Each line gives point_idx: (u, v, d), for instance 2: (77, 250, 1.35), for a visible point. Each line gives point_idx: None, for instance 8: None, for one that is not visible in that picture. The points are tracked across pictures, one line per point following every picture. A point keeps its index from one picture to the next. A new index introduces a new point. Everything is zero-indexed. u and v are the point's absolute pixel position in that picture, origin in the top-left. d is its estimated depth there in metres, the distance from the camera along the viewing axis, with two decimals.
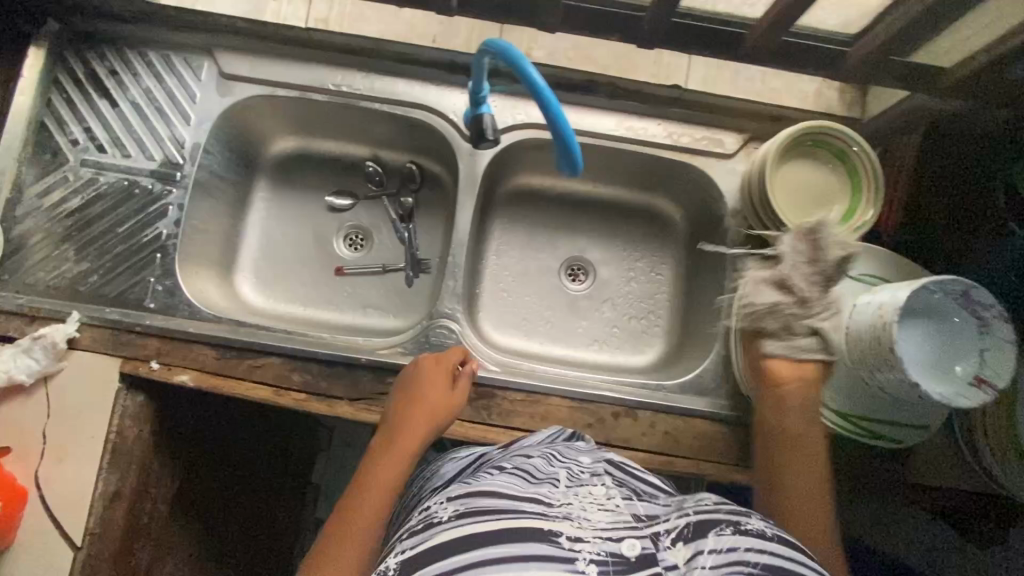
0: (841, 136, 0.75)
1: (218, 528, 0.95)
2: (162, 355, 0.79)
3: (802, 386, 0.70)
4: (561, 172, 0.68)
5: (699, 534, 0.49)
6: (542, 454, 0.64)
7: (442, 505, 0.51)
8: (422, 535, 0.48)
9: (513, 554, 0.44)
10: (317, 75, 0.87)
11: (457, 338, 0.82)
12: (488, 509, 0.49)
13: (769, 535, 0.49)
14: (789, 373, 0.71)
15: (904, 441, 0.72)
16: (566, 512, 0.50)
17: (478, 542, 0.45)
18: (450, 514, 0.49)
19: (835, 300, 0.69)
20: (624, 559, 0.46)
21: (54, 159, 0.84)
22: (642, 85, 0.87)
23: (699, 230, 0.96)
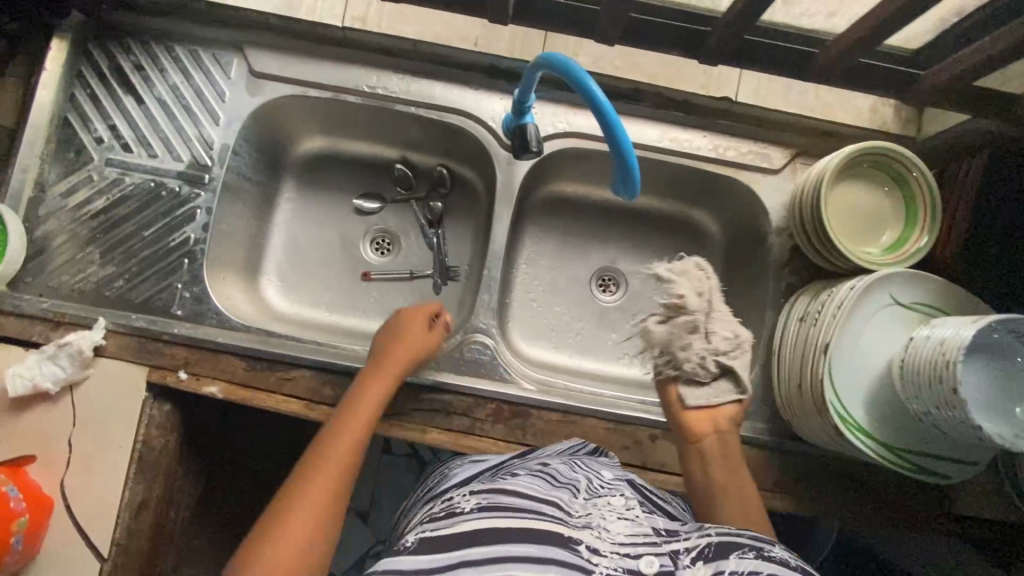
0: (900, 159, 0.73)
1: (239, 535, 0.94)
2: (190, 365, 0.77)
3: (715, 428, 0.72)
4: (616, 194, 0.66)
5: (721, 555, 0.47)
6: (564, 462, 0.66)
7: (465, 496, 0.55)
8: (444, 521, 0.50)
9: (530, 554, 0.45)
10: (351, 75, 0.83)
11: (492, 354, 0.80)
12: (508, 506, 0.51)
13: (795, 564, 0.46)
14: (701, 419, 0.72)
15: (950, 477, 0.69)
16: (585, 521, 0.51)
17: (499, 536, 0.47)
18: (473, 506, 0.52)
19: (739, 342, 0.71)
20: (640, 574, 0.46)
21: (78, 158, 0.81)
22: (689, 96, 0.84)
23: (739, 245, 0.92)
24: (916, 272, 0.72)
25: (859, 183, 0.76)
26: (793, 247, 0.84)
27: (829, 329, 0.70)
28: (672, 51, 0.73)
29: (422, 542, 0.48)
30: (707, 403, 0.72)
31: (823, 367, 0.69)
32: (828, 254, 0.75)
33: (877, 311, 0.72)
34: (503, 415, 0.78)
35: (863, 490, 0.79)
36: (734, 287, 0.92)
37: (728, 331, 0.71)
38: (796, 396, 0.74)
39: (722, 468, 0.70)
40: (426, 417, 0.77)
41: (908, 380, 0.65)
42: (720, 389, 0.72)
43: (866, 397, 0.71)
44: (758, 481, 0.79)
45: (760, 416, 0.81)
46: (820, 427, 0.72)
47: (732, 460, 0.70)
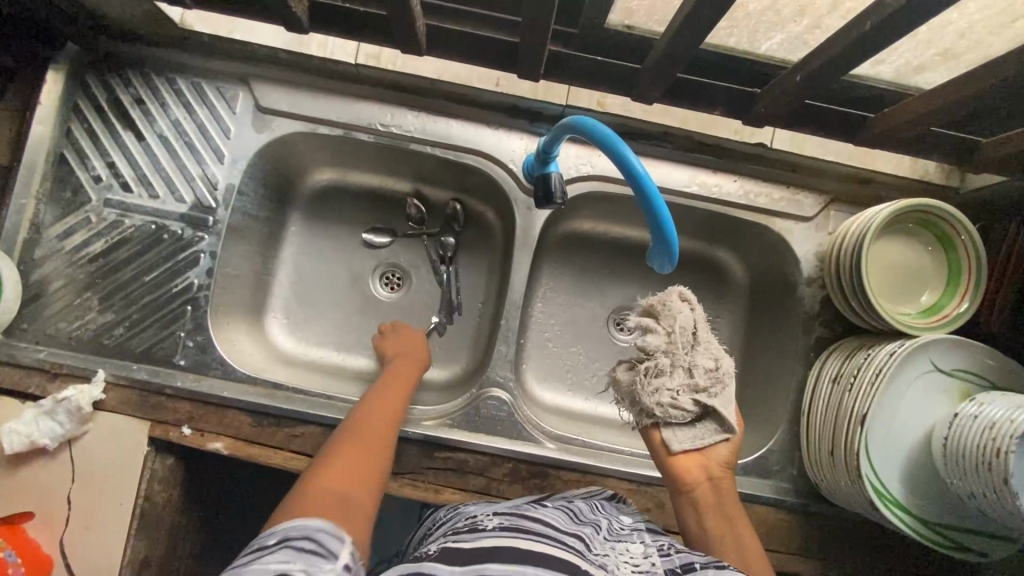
0: (947, 220, 0.69)
1: None
2: (194, 420, 0.74)
3: (705, 475, 0.68)
4: (649, 261, 0.61)
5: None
6: (588, 502, 0.66)
7: (490, 517, 0.55)
8: (467, 536, 0.51)
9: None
10: (363, 113, 0.79)
11: (509, 410, 0.77)
12: (529, 530, 0.51)
13: None
14: (692, 466, 0.68)
15: (991, 555, 0.66)
16: (602, 561, 0.51)
17: (518, 553, 0.47)
18: (495, 526, 0.52)
19: (718, 374, 0.66)
20: None
21: (75, 198, 0.77)
22: (720, 140, 0.79)
23: (765, 290, 0.88)
24: (958, 337, 0.68)
25: (897, 241, 0.73)
26: (823, 298, 0.81)
27: (865, 399, 0.67)
28: (714, 109, 0.71)
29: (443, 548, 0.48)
30: (692, 447, 0.68)
31: (860, 439, 0.66)
32: (866, 315, 0.72)
33: (912, 382, 0.68)
34: (521, 475, 0.74)
35: (892, 553, 0.76)
36: (760, 333, 0.89)
37: (707, 363, 0.66)
38: (829, 464, 0.71)
39: (717, 515, 0.67)
40: (440, 476, 0.74)
41: (953, 459, 0.62)
42: (704, 431, 0.68)
43: (902, 467, 0.67)
44: (782, 544, 0.76)
45: (787, 476, 0.78)
46: (851, 497, 0.69)
47: (729, 508, 0.67)
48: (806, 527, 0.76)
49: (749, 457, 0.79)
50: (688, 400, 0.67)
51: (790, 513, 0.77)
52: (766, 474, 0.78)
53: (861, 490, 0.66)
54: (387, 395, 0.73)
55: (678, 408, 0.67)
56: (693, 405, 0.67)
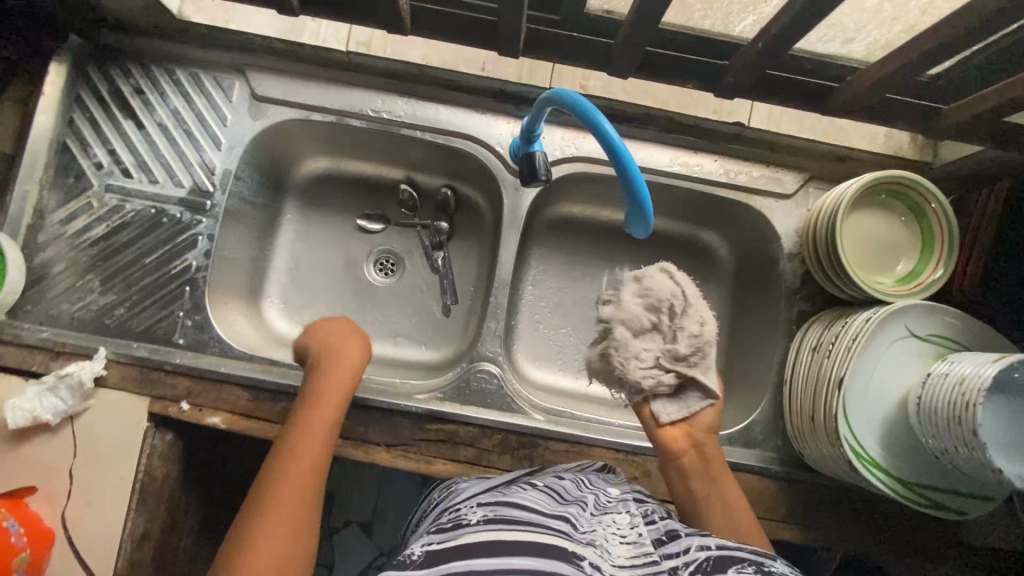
0: (918, 190, 0.71)
1: None
2: (192, 396, 0.76)
3: (693, 444, 0.70)
4: (627, 228, 0.64)
5: (720, 569, 0.49)
6: (574, 477, 0.67)
7: (473, 509, 0.56)
8: (449, 534, 0.51)
9: (534, 568, 0.46)
10: (355, 100, 0.82)
11: (499, 383, 0.79)
12: (513, 519, 0.52)
13: None
14: (679, 436, 0.70)
15: (966, 514, 0.68)
16: (590, 538, 0.53)
17: (503, 549, 0.48)
18: (479, 518, 0.53)
19: (704, 341, 0.66)
20: None
21: (77, 184, 0.80)
22: (700, 120, 0.82)
23: (749, 269, 0.90)
24: (932, 303, 0.70)
25: (873, 211, 0.75)
26: (804, 273, 0.83)
27: (843, 362, 0.68)
28: (690, 83, 0.73)
29: (426, 554, 0.49)
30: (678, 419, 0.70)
31: (838, 402, 0.68)
32: (842, 284, 0.74)
33: (887, 347, 0.70)
34: (510, 446, 0.76)
35: (874, 517, 0.78)
36: (745, 310, 0.91)
37: (692, 329, 0.66)
38: (809, 430, 0.73)
39: (705, 481, 0.69)
40: (431, 448, 0.76)
41: (926, 417, 0.64)
42: (690, 400, 0.70)
43: (879, 429, 0.69)
44: (767, 511, 0.78)
45: (771, 445, 0.80)
46: (832, 460, 0.70)
47: (717, 474, 0.69)
48: (790, 494, 0.78)
49: (734, 427, 0.81)
50: (670, 373, 0.68)
51: (775, 481, 0.79)
52: (751, 443, 0.80)
53: (840, 451, 0.68)
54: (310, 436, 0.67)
55: (662, 381, 0.68)
56: (672, 373, 0.68)
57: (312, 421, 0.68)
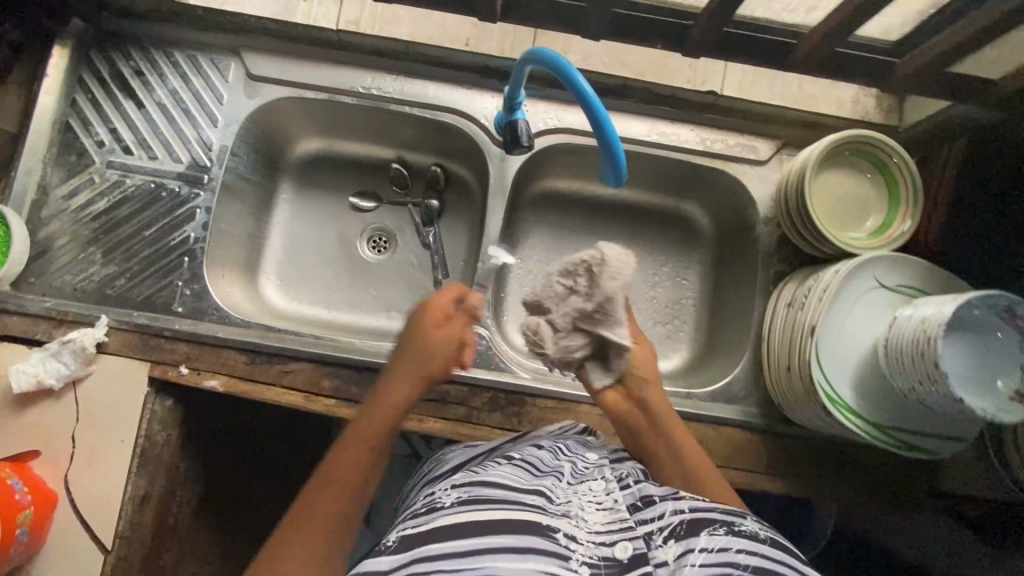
0: (882, 147, 0.74)
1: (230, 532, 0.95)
2: (191, 360, 0.78)
3: (638, 406, 0.72)
4: (603, 180, 0.68)
5: (693, 533, 0.52)
6: (550, 447, 0.68)
7: (446, 491, 0.56)
8: (424, 518, 0.52)
9: (508, 546, 0.48)
10: (346, 78, 0.86)
11: (487, 345, 0.82)
12: (488, 499, 0.53)
13: (761, 538, 0.52)
14: (615, 398, 0.73)
15: (939, 455, 0.71)
16: (565, 509, 0.55)
17: (476, 529, 0.49)
18: (454, 500, 0.54)
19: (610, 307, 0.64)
20: (617, 561, 0.50)
21: (79, 161, 0.83)
22: (675, 91, 0.85)
23: (729, 237, 0.94)
24: (901, 255, 0.73)
25: (841, 170, 0.78)
26: (780, 236, 0.86)
27: (816, 312, 0.71)
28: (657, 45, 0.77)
29: (401, 541, 0.50)
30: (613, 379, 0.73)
31: (811, 348, 0.71)
32: (815, 241, 0.77)
33: (860, 295, 0.73)
34: (499, 404, 0.79)
35: (853, 466, 0.81)
36: (725, 276, 0.94)
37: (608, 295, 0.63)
38: (785, 380, 0.76)
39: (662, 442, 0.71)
40: (423, 406, 0.79)
41: (894, 358, 0.67)
42: (616, 363, 0.71)
43: (853, 375, 0.72)
44: (749, 463, 0.80)
45: (752, 400, 0.83)
46: (808, 406, 0.73)
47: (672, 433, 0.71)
48: (771, 446, 0.81)
49: (716, 384, 0.84)
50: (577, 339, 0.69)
51: (756, 433, 0.81)
52: (732, 399, 0.83)
53: (816, 397, 0.70)
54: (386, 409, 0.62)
55: (573, 345, 0.69)
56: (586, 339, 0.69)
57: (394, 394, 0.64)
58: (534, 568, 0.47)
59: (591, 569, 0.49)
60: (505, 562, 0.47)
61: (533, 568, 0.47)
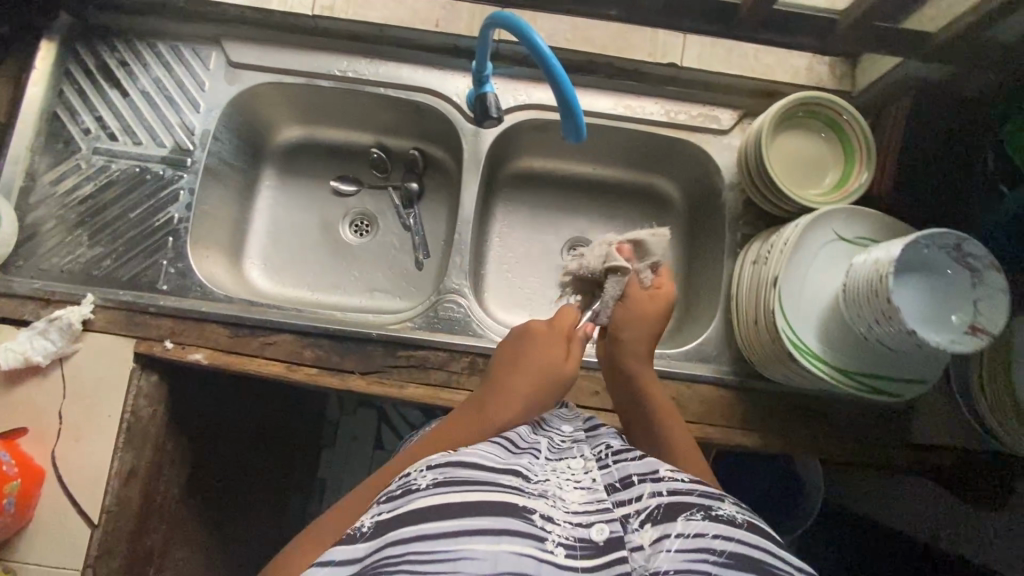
0: (833, 106, 0.78)
1: (216, 511, 0.97)
2: (176, 335, 0.81)
3: (614, 367, 0.76)
4: (565, 138, 0.72)
5: (670, 517, 0.50)
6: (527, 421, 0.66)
7: (421, 471, 0.51)
8: (398, 500, 0.49)
9: (483, 528, 0.46)
10: (323, 62, 0.89)
11: (465, 312, 0.84)
12: (466, 480, 0.50)
13: (740, 521, 0.50)
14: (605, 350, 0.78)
15: (901, 396, 0.73)
16: (542, 489, 0.53)
17: (452, 511, 0.47)
18: (428, 482, 0.50)
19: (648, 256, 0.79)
20: (592, 543, 0.49)
21: (66, 148, 0.86)
22: (638, 64, 0.88)
23: (700, 206, 0.96)
24: (856, 208, 0.76)
25: (797, 131, 0.81)
26: (746, 200, 0.88)
27: (777, 264, 0.74)
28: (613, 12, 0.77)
29: (375, 526, 0.47)
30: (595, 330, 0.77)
31: (774, 297, 0.73)
32: (778, 201, 0.80)
33: (819, 247, 0.75)
34: (477, 367, 0.81)
35: (827, 420, 0.83)
36: (698, 245, 0.96)
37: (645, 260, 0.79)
38: (753, 335, 0.78)
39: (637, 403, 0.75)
40: (403, 372, 0.81)
41: (851, 302, 0.69)
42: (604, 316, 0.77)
43: (816, 322, 0.74)
44: (723, 420, 0.82)
45: (725, 358, 0.85)
46: (775, 356, 0.75)
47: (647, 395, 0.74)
48: (745, 401, 0.83)
49: (690, 344, 0.86)
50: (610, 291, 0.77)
51: (730, 390, 0.83)
52: (705, 358, 0.85)
53: (781, 345, 0.73)
54: (477, 414, 0.65)
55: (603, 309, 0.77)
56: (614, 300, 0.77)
57: (493, 402, 0.65)
58: (508, 549, 0.45)
59: (566, 551, 0.47)
60: (479, 545, 0.45)
61: (506, 551, 0.45)
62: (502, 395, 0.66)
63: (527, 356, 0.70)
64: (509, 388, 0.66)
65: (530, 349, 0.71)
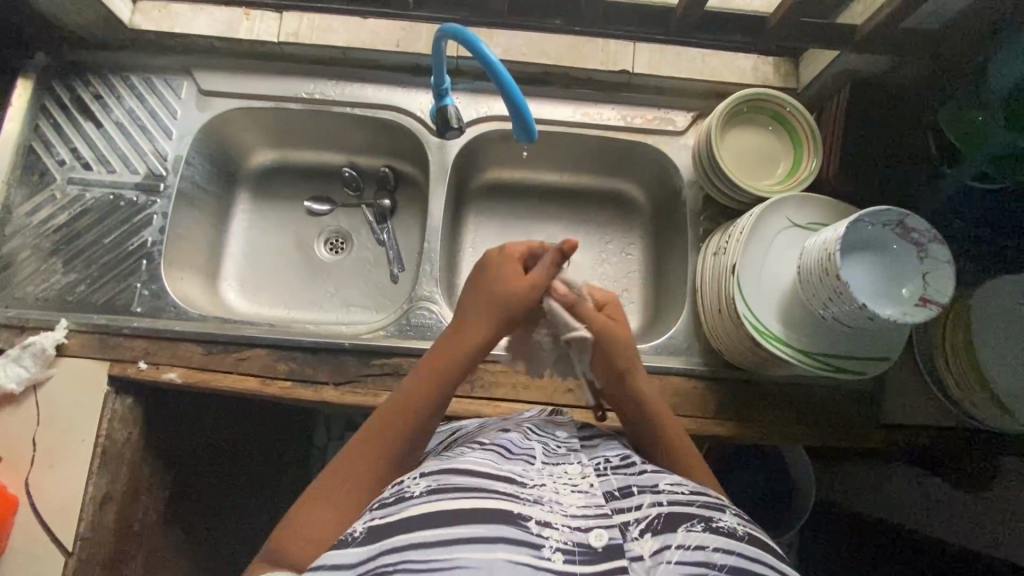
0: (775, 100, 0.83)
1: (196, 537, 0.96)
2: (150, 355, 0.82)
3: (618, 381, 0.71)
4: (518, 141, 0.75)
5: (670, 528, 0.49)
6: (520, 430, 0.64)
7: (414, 479, 0.51)
8: (391, 507, 0.49)
9: (477, 535, 0.45)
10: (290, 87, 0.93)
11: (437, 318, 0.86)
12: (462, 487, 0.49)
13: (740, 534, 0.49)
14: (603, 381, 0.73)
15: (866, 373, 0.75)
16: (538, 495, 0.51)
17: (445, 519, 0.46)
18: (422, 489, 0.50)
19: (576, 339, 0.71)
20: (592, 549, 0.46)
21: (41, 179, 0.89)
22: (592, 73, 0.92)
23: (664, 205, 0.99)
24: (808, 194, 0.79)
25: (744, 126, 0.86)
26: (705, 197, 0.91)
27: (735, 252, 0.76)
28: (556, 21, 0.90)
29: (368, 531, 0.47)
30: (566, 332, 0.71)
31: (733, 284, 0.75)
32: (733, 193, 0.83)
33: (777, 235, 0.78)
34: None
35: (801, 407, 0.84)
36: (664, 244, 0.99)
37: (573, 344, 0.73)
38: (719, 324, 0.79)
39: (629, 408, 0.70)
40: (377, 381, 0.81)
41: (807, 284, 0.70)
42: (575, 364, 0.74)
43: (777, 308, 0.76)
44: (697, 411, 0.83)
45: (695, 350, 0.86)
46: (740, 340, 0.77)
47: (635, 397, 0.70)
48: (718, 392, 0.84)
49: (659, 339, 0.87)
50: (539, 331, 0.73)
51: (702, 380, 0.85)
52: (675, 350, 0.86)
53: (744, 329, 0.74)
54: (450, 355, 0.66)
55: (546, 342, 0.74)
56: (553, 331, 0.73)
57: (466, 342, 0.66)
58: (504, 558, 0.44)
59: (564, 556, 0.45)
60: (474, 553, 0.44)
61: (502, 559, 0.44)
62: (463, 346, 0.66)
63: (489, 287, 0.69)
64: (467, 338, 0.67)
65: (489, 287, 0.68)
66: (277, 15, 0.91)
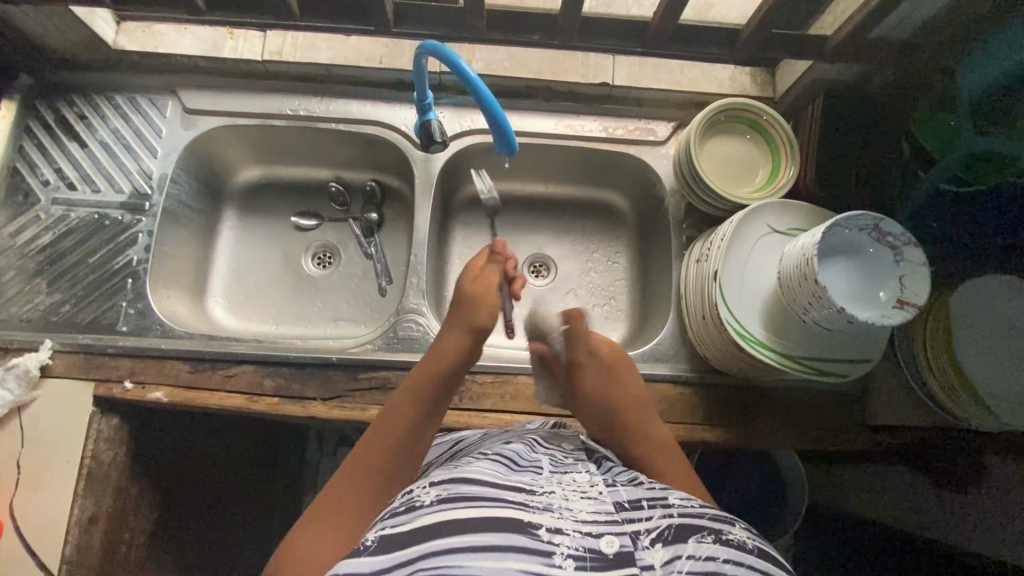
0: (752, 109, 0.85)
1: (184, 560, 0.94)
2: (136, 374, 0.81)
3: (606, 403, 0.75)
4: (500, 154, 0.76)
5: (681, 538, 0.48)
6: (525, 441, 0.64)
7: (424, 488, 0.51)
8: (401, 517, 0.48)
9: (489, 544, 0.45)
10: (276, 103, 0.94)
11: (424, 330, 0.86)
12: (470, 496, 0.49)
13: (749, 547, 0.49)
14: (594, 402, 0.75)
15: (849, 375, 0.76)
16: (547, 502, 0.50)
17: (457, 527, 0.46)
18: (433, 498, 0.49)
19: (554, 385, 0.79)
20: (602, 555, 0.46)
21: (25, 201, 0.89)
22: (574, 86, 0.94)
23: (648, 214, 1.00)
24: (786, 201, 0.80)
25: (723, 136, 0.87)
26: (687, 205, 0.93)
27: (717, 258, 0.77)
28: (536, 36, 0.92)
29: (381, 539, 0.47)
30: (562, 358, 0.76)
31: (716, 290, 0.76)
32: (714, 201, 0.84)
33: (760, 238, 0.79)
34: None
35: (789, 410, 0.85)
36: (648, 252, 1.00)
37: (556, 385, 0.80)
38: (704, 330, 0.80)
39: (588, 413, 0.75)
40: (365, 395, 0.81)
41: (787, 287, 0.71)
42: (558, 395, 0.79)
43: (761, 311, 0.77)
44: (685, 418, 0.84)
45: (681, 357, 0.87)
46: (723, 345, 0.78)
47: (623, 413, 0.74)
48: (705, 397, 0.85)
49: (645, 347, 0.88)
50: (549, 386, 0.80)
51: (691, 387, 0.85)
52: (661, 357, 0.87)
53: (728, 335, 0.75)
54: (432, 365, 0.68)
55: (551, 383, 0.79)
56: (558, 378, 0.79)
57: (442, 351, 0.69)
58: (514, 567, 0.44)
59: (574, 562, 0.46)
60: (484, 562, 0.44)
61: (512, 568, 0.44)
62: (440, 368, 0.67)
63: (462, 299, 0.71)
64: (446, 354, 0.68)
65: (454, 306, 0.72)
66: (260, 33, 0.92)
